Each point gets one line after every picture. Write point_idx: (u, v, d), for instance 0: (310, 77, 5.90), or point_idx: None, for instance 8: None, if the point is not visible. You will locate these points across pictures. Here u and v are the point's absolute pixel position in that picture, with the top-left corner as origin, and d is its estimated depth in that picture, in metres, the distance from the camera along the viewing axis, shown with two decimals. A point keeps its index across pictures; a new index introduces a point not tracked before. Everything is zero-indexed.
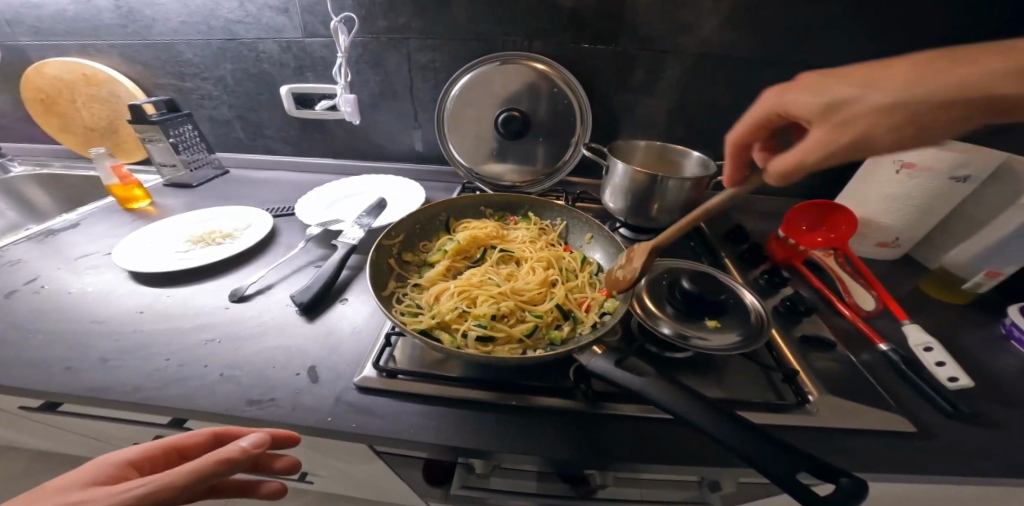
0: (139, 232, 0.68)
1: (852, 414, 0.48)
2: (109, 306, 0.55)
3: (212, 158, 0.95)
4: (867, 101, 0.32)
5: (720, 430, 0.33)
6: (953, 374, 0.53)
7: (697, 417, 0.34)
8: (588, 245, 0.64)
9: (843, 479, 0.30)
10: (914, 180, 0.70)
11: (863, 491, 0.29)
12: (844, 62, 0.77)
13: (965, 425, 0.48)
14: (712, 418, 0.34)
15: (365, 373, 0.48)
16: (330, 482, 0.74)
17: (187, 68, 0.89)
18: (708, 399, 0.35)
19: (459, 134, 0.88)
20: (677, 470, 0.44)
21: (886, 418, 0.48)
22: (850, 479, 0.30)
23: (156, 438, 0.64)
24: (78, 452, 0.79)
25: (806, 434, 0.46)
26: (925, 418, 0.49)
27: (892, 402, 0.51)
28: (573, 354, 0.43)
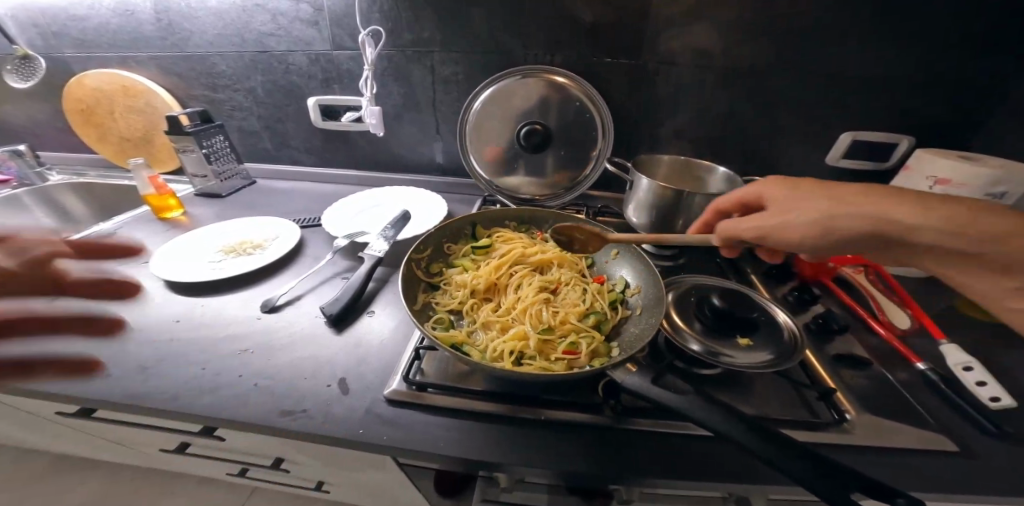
0: (171, 242, 0.70)
1: (892, 433, 0.46)
2: (146, 314, 0.57)
3: (240, 170, 0.97)
4: (902, 220, 0.39)
5: (762, 448, 0.32)
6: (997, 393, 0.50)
7: (741, 436, 0.33)
8: (614, 260, 0.61)
9: (899, 498, 0.29)
10: (950, 195, 0.69)
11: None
12: (870, 74, 0.76)
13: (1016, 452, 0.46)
14: (754, 435, 0.33)
15: (394, 385, 0.48)
16: (349, 492, 0.75)
17: (218, 79, 0.92)
18: (748, 416, 0.34)
19: (481, 147, 0.89)
20: (713, 489, 0.43)
21: (929, 438, 0.46)
22: (905, 499, 0.29)
23: (182, 444, 0.66)
24: (102, 457, 0.81)
25: (846, 456, 0.44)
26: (973, 441, 0.47)
27: (934, 422, 0.49)
28: (607, 371, 0.41)
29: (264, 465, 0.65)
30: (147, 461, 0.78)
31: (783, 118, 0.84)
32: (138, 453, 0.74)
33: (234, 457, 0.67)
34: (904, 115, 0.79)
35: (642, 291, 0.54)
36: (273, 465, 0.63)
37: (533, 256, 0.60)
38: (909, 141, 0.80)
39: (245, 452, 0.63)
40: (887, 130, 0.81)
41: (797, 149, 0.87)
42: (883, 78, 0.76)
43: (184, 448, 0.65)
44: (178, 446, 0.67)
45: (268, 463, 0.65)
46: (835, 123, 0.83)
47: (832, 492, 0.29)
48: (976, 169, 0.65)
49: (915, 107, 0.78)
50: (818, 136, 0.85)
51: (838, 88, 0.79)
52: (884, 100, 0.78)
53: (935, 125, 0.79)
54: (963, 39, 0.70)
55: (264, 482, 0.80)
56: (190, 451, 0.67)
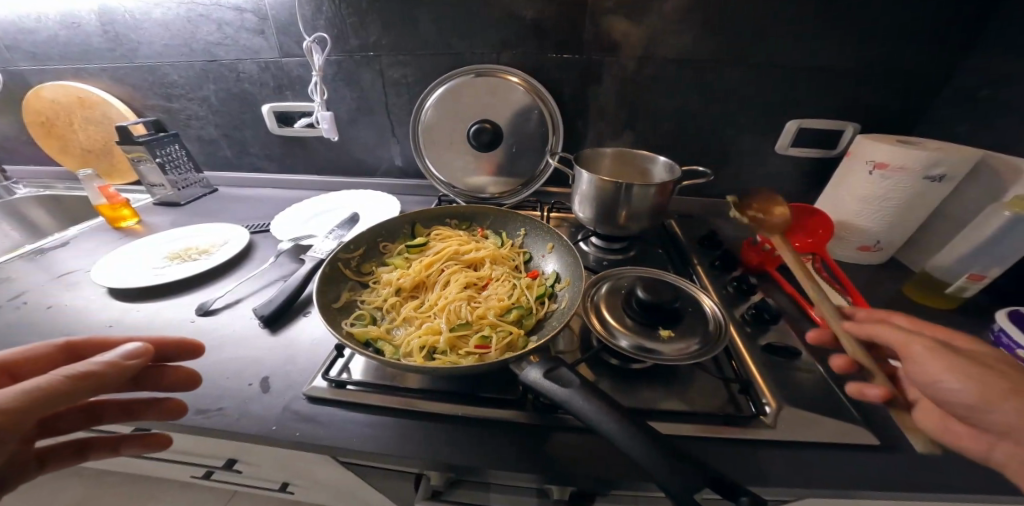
0: (119, 249, 0.71)
1: (810, 426, 0.46)
2: (82, 319, 0.58)
3: (200, 178, 0.99)
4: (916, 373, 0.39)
5: (626, 442, 0.32)
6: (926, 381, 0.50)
7: (613, 432, 0.32)
8: (547, 254, 0.61)
9: (745, 497, 0.29)
10: (890, 180, 0.69)
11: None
12: (809, 63, 0.76)
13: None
14: (624, 430, 0.32)
15: (316, 383, 0.49)
16: (310, 493, 0.76)
17: (172, 89, 0.94)
18: (627, 413, 0.33)
19: (435, 147, 0.90)
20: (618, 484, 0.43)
21: (847, 430, 0.46)
22: (750, 498, 0.28)
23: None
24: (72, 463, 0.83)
25: (759, 448, 0.44)
26: (893, 429, 0.47)
27: (856, 411, 0.49)
28: (509, 364, 0.41)
29: (217, 466, 0.66)
30: (116, 465, 0.80)
31: (730, 109, 0.84)
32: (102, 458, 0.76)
33: (188, 460, 0.67)
34: (847, 103, 0.79)
35: (569, 284, 0.54)
36: (224, 467, 0.63)
37: (468, 253, 0.61)
38: (854, 128, 0.80)
39: (196, 454, 0.64)
40: (834, 118, 0.81)
41: (748, 141, 0.87)
42: (822, 66, 0.76)
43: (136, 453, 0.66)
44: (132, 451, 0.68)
45: (220, 465, 0.65)
46: (781, 113, 0.83)
47: (680, 488, 0.29)
48: (910, 153, 0.65)
49: (858, 94, 0.78)
50: (766, 126, 0.85)
51: (780, 78, 0.79)
52: (826, 88, 0.78)
53: (879, 112, 0.79)
54: (896, 24, 0.70)
55: (231, 484, 0.81)
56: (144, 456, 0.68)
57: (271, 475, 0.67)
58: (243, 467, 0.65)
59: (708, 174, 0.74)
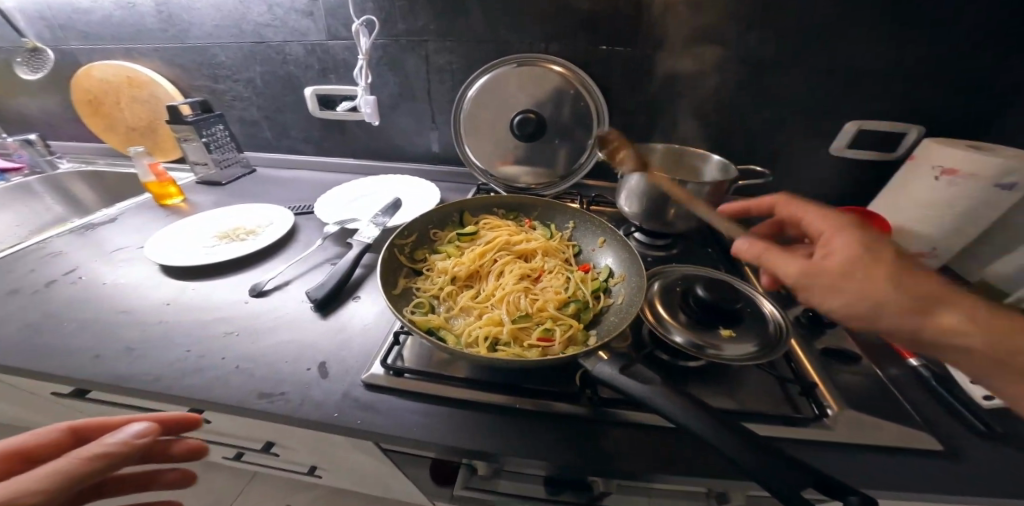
0: (168, 227, 0.72)
1: (874, 430, 0.45)
2: (137, 297, 0.58)
3: (240, 158, 0.99)
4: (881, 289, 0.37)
5: (723, 442, 0.31)
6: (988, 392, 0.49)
7: (715, 438, 0.32)
8: (599, 248, 0.60)
9: (853, 495, 0.29)
10: (956, 187, 0.67)
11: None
12: (875, 62, 0.73)
13: (1011, 455, 0.44)
14: (719, 430, 0.32)
15: (373, 370, 0.49)
16: (340, 478, 0.76)
17: (220, 70, 0.94)
18: (723, 416, 0.33)
19: (476, 136, 0.89)
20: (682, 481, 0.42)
21: (910, 435, 0.45)
22: (859, 496, 0.29)
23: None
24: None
25: (826, 458, 0.43)
26: (966, 446, 0.45)
27: (924, 424, 0.47)
28: (578, 359, 0.40)
29: (254, 449, 0.66)
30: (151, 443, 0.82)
31: (785, 108, 0.82)
32: (140, 434, 0.77)
33: (228, 441, 0.68)
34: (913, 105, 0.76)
35: (625, 279, 0.53)
36: (263, 450, 0.64)
37: (518, 244, 0.60)
38: (918, 131, 0.77)
39: (237, 435, 0.64)
40: (897, 121, 0.78)
41: (799, 140, 0.85)
42: (890, 67, 0.73)
43: (179, 431, 0.67)
44: (174, 429, 0.69)
45: (259, 447, 0.66)
46: (839, 112, 0.80)
47: (787, 490, 0.29)
48: (985, 160, 0.63)
49: (926, 96, 0.74)
50: (820, 126, 0.82)
51: (843, 78, 0.76)
52: (890, 90, 0.75)
53: (945, 117, 0.76)
54: (978, 24, 0.66)
55: (260, 466, 0.81)
56: (186, 434, 0.69)
57: (304, 459, 0.68)
58: (279, 451, 0.66)
59: (765, 174, 0.71)
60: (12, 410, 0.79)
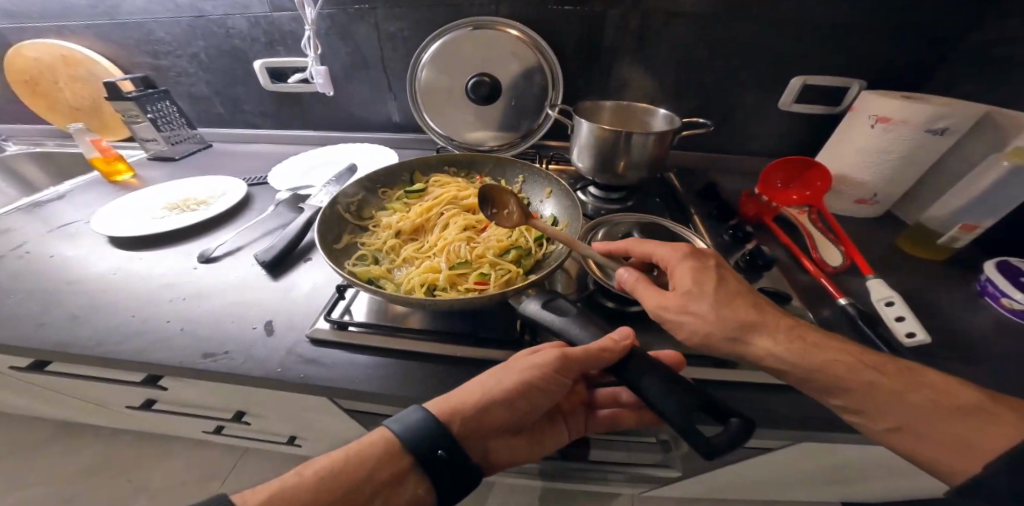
0: (115, 202, 0.71)
1: None
2: (83, 269, 0.58)
3: (192, 134, 0.98)
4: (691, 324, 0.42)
5: None
6: (912, 328, 0.50)
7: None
8: (546, 199, 0.61)
9: (734, 418, 0.31)
10: (893, 133, 0.69)
11: (750, 432, 0.30)
12: (810, 18, 0.75)
13: None
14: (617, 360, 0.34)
15: (318, 325, 0.50)
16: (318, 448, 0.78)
17: (159, 46, 0.92)
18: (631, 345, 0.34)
19: (432, 101, 0.88)
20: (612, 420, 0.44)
21: None
22: (740, 419, 0.31)
23: (146, 401, 0.69)
24: (87, 417, 0.86)
25: (746, 390, 0.44)
26: None
27: None
28: (507, 297, 0.42)
29: (227, 418, 0.67)
30: (127, 421, 0.83)
31: (731, 67, 0.83)
32: (112, 412, 0.78)
33: (198, 412, 0.69)
34: (851, 59, 0.78)
35: (567, 226, 0.54)
36: (235, 418, 0.65)
37: (466, 198, 0.61)
38: (860, 85, 0.79)
39: (205, 406, 0.65)
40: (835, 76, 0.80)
41: (746, 98, 0.87)
42: (824, 24, 0.75)
43: (148, 404, 0.68)
44: (143, 403, 0.70)
45: (230, 417, 0.67)
46: (780, 69, 0.82)
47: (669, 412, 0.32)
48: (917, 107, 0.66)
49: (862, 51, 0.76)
50: (765, 83, 0.84)
51: (783, 35, 0.77)
52: (826, 46, 0.77)
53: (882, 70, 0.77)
54: None
55: (243, 439, 0.83)
56: (156, 408, 0.70)
57: (280, 427, 0.69)
58: (253, 419, 0.67)
59: (707, 125, 0.74)
60: None
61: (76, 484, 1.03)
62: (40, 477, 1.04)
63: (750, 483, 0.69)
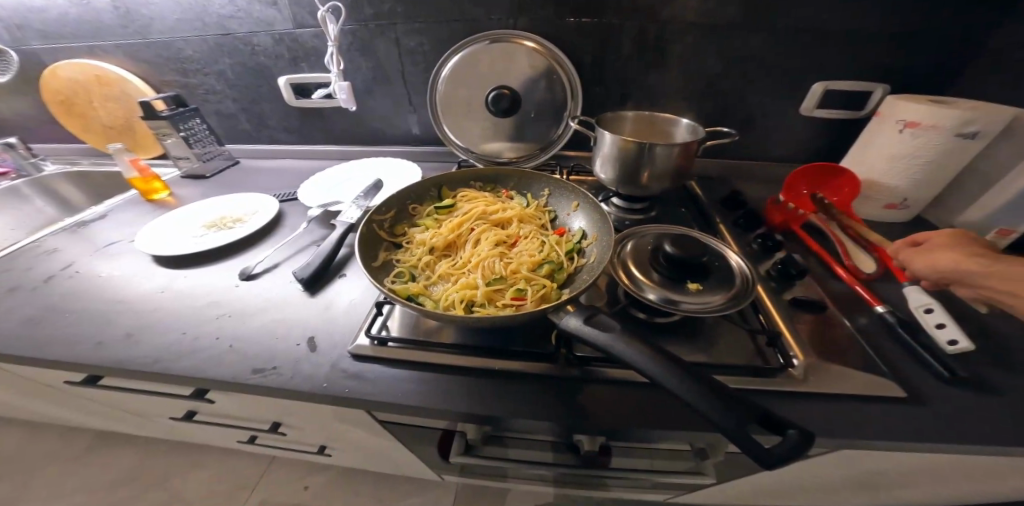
0: (156, 220, 0.73)
1: (839, 379, 0.46)
2: (131, 287, 0.61)
3: (222, 150, 1.01)
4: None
5: (674, 383, 0.33)
6: (954, 336, 0.48)
7: (681, 389, 0.32)
8: (573, 212, 0.62)
9: (791, 430, 0.31)
10: (920, 138, 0.69)
11: (810, 443, 0.30)
12: (832, 21, 0.74)
13: (967, 394, 0.45)
14: (670, 371, 0.33)
15: (359, 341, 0.51)
16: (348, 457, 0.79)
17: (189, 64, 0.95)
18: (685, 364, 0.34)
19: (453, 115, 0.90)
20: (653, 434, 0.45)
21: (872, 384, 0.45)
22: (799, 431, 0.31)
23: (187, 413, 0.71)
24: (128, 427, 0.89)
25: (789, 402, 0.44)
26: (922, 385, 0.46)
27: (887, 369, 0.48)
28: (547, 314, 0.42)
29: (263, 429, 0.69)
30: (165, 431, 0.86)
31: (751, 72, 0.83)
32: (153, 424, 0.81)
33: (237, 424, 0.71)
34: (874, 61, 0.78)
35: (597, 240, 0.55)
36: (271, 430, 0.67)
37: (493, 213, 0.62)
38: (883, 90, 0.79)
39: (244, 418, 0.67)
40: (856, 79, 0.80)
41: (766, 103, 0.86)
42: (846, 27, 0.75)
43: (190, 415, 0.70)
44: (184, 415, 0.72)
45: (266, 428, 0.69)
46: (802, 73, 0.81)
47: (726, 424, 0.31)
48: (946, 112, 0.65)
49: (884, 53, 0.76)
50: (787, 88, 0.84)
51: (805, 38, 0.77)
52: (849, 49, 0.77)
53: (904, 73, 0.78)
54: None
55: (274, 448, 0.85)
56: (196, 420, 0.72)
57: (313, 437, 0.71)
58: (288, 430, 0.69)
59: (732, 134, 0.74)
60: (33, 404, 0.83)
61: (114, 492, 1.06)
62: (82, 484, 1.08)
63: (782, 493, 0.69)
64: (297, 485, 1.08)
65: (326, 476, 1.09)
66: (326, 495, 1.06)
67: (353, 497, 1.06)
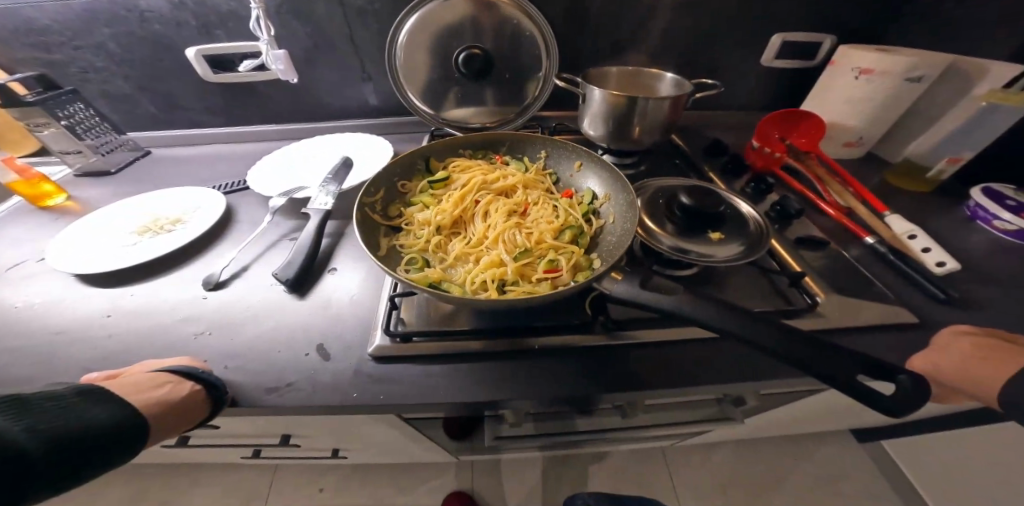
0: (68, 229, 0.58)
1: (861, 311, 0.48)
2: (63, 314, 0.48)
3: (124, 140, 0.83)
4: None
5: (781, 345, 0.31)
6: (943, 258, 0.54)
7: (800, 356, 0.31)
8: (578, 172, 0.58)
9: (900, 375, 0.31)
10: (872, 84, 0.74)
11: (922, 386, 0.31)
12: None
13: (958, 309, 0.50)
14: (774, 334, 0.32)
15: (378, 341, 0.45)
16: (367, 456, 0.75)
17: (46, 37, 0.76)
18: (794, 328, 0.32)
19: (419, 82, 0.80)
20: (704, 390, 0.44)
21: (889, 313, 0.48)
22: (909, 376, 0.31)
23: (181, 437, 0.61)
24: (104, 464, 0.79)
25: (822, 339, 0.46)
26: (922, 307, 0.51)
27: (894, 298, 0.51)
28: (592, 284, 0.39)
29: (273, 444, 0.61)
30: (150, 458, 0.77)
31: (716, 23, 0.82)
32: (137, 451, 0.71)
33: (236, 442, 0.62)
34: (824, 8, 0.81)
35: (612, 198, 0.52)
36: (282, 443, 0.59)
37: (492, 181, 0.56)
38: (831, 41, 0.84)
39: (245, 436, 0.59)
40: (807, 27, 0.83)
41: (731, 54, 0.87)
42: None
43: (184, 440, 0.61)
44: (177, 440, 0.62)
45: (276, 441, 0.61)
46: (763, 22, 0.83)
47: (840, 381, 0.30)
48: (896, 58, 0.70)
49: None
50: (750, 37, 0.85)
51: None
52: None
53: (846, 20, 0.82)
54: None
55: (283, 458, 0.78)
56: (191, 443, 0.62)
57: (329, 444, 0.65)
58: (300, 440, 0.61)
59: (718, 86, 0.72)
60: None
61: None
62: None
63: (789, 415, 0.75)
64: (310, 489, 1.05)
65: (339, 476, 1.07)
66: (344, 494, 1.04)
67: (372, 489, 1.05)
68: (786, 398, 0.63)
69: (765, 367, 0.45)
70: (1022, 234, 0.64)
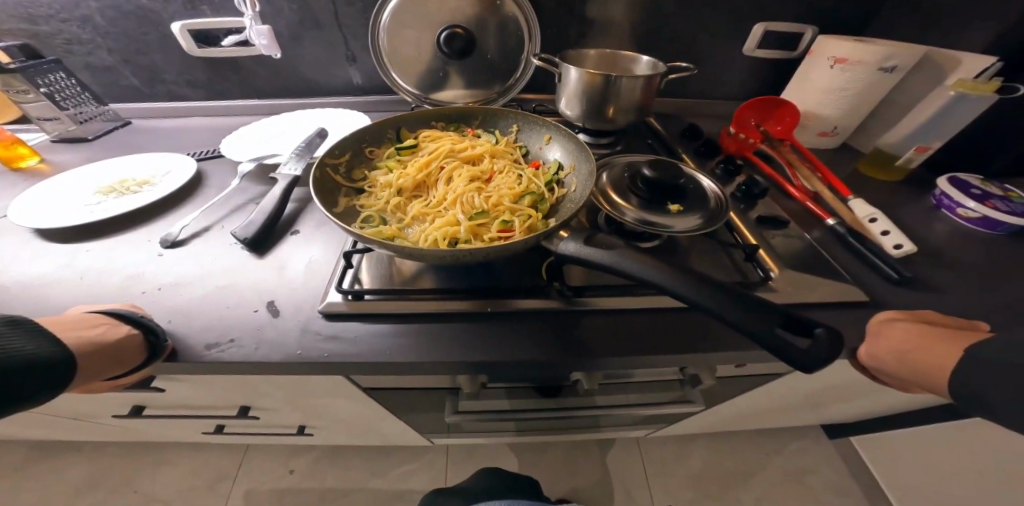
0: (32, 188, 0.59)
1: (812, 287, 0.49)
2: (19, 268, 0.48)
3: (104, 110, 0.83)
4: None
5: (707, 299, 0.32)
6: (899, 240, 0.55)
7: (716, 304, 0.32)
8: (546, 145, 0.59)
9: (819, 329, 0.32)
10: (847, 74, 0.75)
11: (840, 339, 0.32)
12: None
13: (910, 289, 0.51)
14: (701, 288, 0.33)
15: (330, 299, 0.45)
16: (332, 433, 0.75)
17: (34, 8, 0.76)
18: (714, 280, 0.33)
19: (401, 61, 0.80)
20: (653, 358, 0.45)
21: (841, 290, 0.49)
22: (826, 329, 0.31)
23: (136, 406, 0.61)
24: (67, 433, 0.79)
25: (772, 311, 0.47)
26: (875, 286, 0.51)
27: (848, 277, 0.52)
28: (541, 242, 0.39)
29: (231, 415, 0.61)
30: (113, 430, 0.77)
31: (699, 12, 0.83)
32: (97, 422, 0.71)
33: (194, 413, 0.62)
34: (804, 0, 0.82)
35: (575, 169, 0.53)
36: (240, 415, 0.59)
37: (460, 150, 0.57)
38: (813, 31, 0.83)
39: (203, 405, 0.59)
40: (787, 19, 0.84)
41: (714, 44, 0.88)
42: None
43: (139, 410, 0.61)
44: (133, 411, 0.62)
45: (235, 413, 0.61)
46: (745, 13, 0.84)
47: (760, 333, 0.31)
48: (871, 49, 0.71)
49: None
50: (732, 27, 0.86)
51: None
52: None
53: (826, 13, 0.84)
54: None
55: (247, 435, 0.77)
56: (147, 414, 0.62)
57: (290, 418, 0.65)
58: (259, 413, 0.61)
59: (692, 68, 0.73)
60: None
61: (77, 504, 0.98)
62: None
63: (754, 403, 0.75)
64: (280, 470, 1.05)
65: (310, 458, 1.06)
66: (314, 476, 1.04)
67: (342, 472, 1.05)
68: (747, 381, 0.64)
69: (713, 336, 0.45)
70: (984, 222, 0.65)
